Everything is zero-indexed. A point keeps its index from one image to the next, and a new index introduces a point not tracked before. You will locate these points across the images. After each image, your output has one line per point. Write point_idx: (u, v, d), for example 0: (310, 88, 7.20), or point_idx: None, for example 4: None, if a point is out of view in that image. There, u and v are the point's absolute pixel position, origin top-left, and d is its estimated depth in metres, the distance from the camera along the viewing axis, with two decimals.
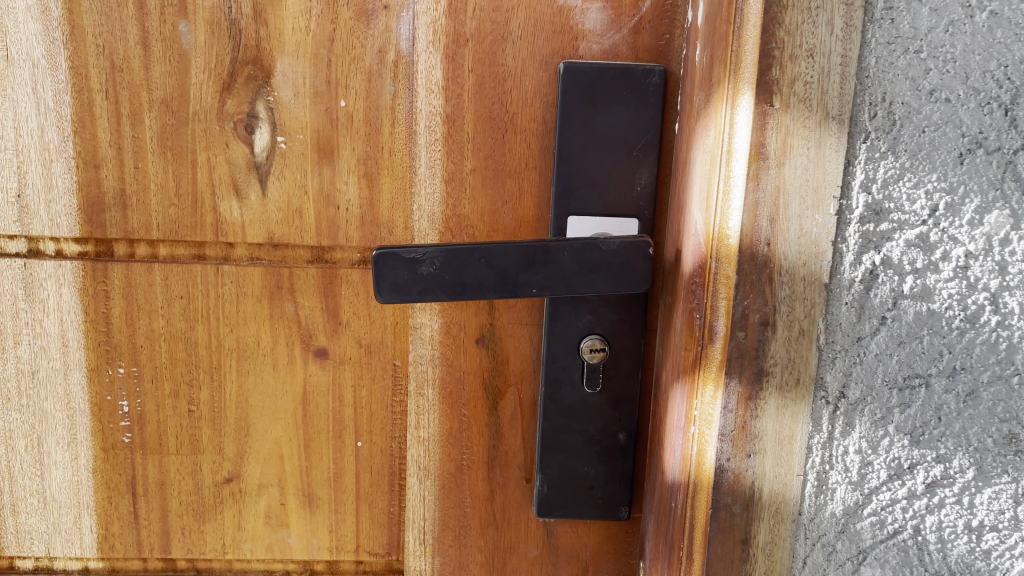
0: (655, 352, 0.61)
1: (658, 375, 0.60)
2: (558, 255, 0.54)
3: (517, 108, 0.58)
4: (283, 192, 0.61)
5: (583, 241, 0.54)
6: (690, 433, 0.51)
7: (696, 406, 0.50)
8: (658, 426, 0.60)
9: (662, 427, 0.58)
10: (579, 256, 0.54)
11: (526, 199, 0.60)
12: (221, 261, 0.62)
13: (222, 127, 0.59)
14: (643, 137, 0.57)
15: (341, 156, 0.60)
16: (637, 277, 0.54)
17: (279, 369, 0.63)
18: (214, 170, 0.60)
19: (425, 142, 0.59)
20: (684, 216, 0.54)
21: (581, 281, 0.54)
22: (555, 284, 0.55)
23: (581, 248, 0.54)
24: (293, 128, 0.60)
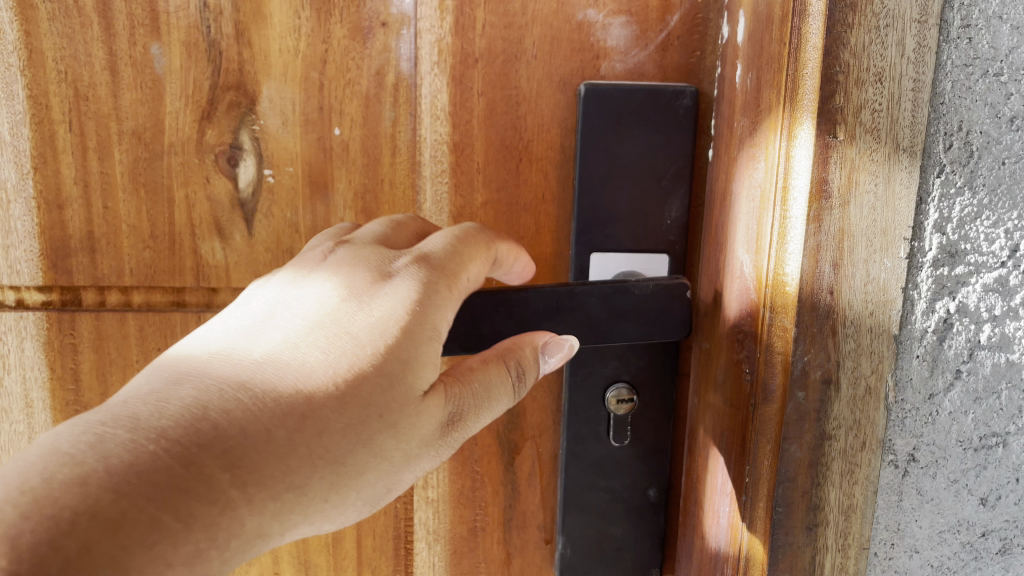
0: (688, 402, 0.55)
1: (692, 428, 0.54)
2: (586, 302, 0.48)
3: (533, 134, 0.52)
4: (271, 230, 0.54)
5: (612, 285, 0.48)
6: (740, 502, 0.45)
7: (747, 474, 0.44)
8: (693, 484, 0.54)
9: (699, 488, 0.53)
10: (608, 301, 0.48)
11: (544, 234, 0.54)
12: (203, 308, 0.55)
13: (202, 160, 0.53)
14: (673, 165, 0.52)
15: (337, 189, 0.54)
16: (672, 324, 0.49)
17: None
18: (194, 208, 0.54)
19: (430, 173, 0.53)
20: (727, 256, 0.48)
21: (611, 329, 0.49)
22: (584, 334, 0.49)
23: (610, 293, 0.49)
24: (282, 160, 0.53)
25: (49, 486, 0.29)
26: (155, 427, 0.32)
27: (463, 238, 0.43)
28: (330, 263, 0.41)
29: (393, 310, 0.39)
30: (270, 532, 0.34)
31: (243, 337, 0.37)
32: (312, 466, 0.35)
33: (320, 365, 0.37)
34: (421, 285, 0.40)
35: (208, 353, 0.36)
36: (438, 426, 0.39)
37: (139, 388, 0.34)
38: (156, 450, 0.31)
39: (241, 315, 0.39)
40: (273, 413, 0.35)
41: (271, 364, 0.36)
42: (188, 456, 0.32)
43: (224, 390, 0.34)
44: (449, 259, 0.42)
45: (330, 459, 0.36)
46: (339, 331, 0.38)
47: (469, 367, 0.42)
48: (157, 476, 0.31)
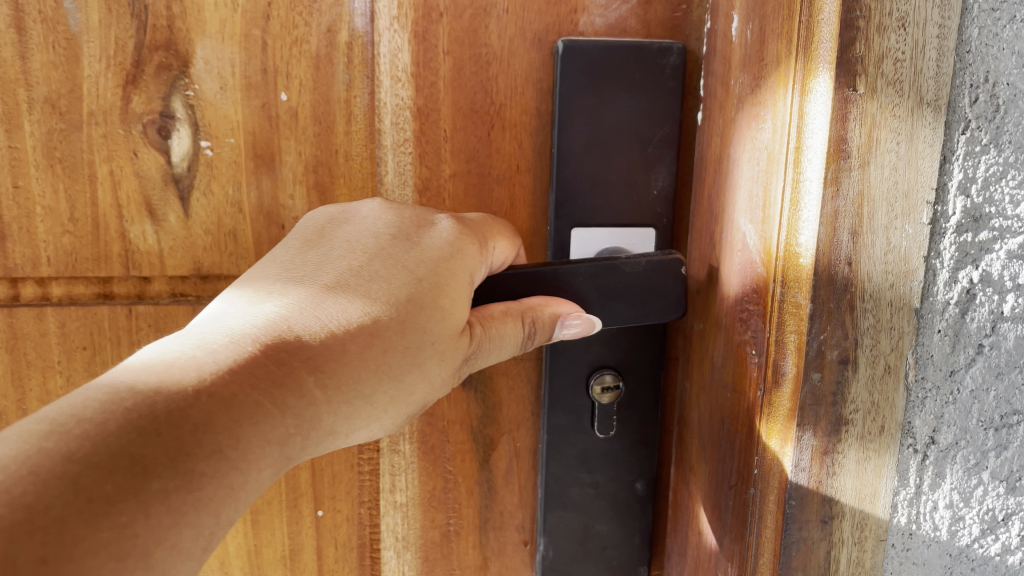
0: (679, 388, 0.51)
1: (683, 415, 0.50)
2: (570, 283, 0.44)
3: (505, 98, 0.47)
4: (210, 209, 0.48)
5: (597, 263, 0.44)
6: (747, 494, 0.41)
7: (755, 465, 0.40)
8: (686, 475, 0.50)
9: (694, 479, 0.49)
10: (596, 280, 0.44)
11: (518, 209, 0.49)
12: (135, 300, 0.49)
13: (128, 131, 0.46)
14: (660, 130, 0.47)
15: (285, 163, 0.48)
16: (668, 303, 0.45)
17: None
18: (120, 186, 0.47)
19: (391, 142, 0.48)
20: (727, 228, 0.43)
21: (600, 312, 0.44)
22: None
23: (597, 271, 0.44)
24: (221, 130, 0.47)
25: (168, 368, 0.30)
26: (248, 333, 0.33)
27: (491, 220, 0.45)
28: (370, 207, 0.42)
29: (440, 248, 0.40)
30: (340, 431, 0.35)
31: (308, 266, 0.38)
32: (380, 379, 0.36)
33: (382, 282, 0.38)
34: (459, 234, 0.41)
35: (279, 278, 0.37)
36: (467, 353, 0.40)
37: (225, 308, 0.35)
38: (265, 356, 0.32)
39: (296, 252, 0.39)
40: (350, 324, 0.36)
41: (341, 284, 0.37)
42: (280, 358, 0.33)
43: (302, 305, 0.36)
44: (482, 223, 0.44)
45: (396, 373, 0.36)
46: (393, 258, 0.39)
47: (492, 312, 0.41)
48: (254, 367, 0.32)
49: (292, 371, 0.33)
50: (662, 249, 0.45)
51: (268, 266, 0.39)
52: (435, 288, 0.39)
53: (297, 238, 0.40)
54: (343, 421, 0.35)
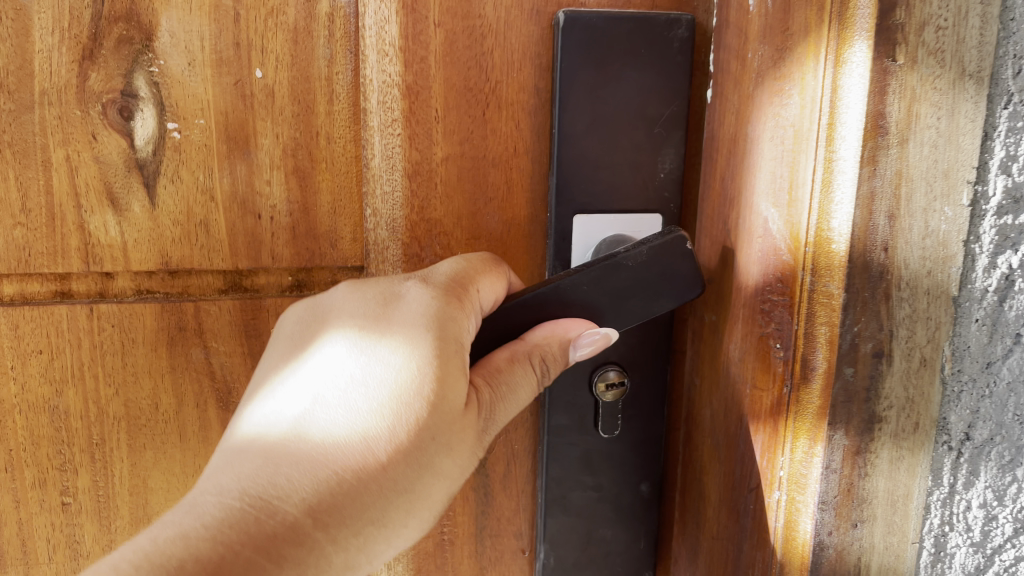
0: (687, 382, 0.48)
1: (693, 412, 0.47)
2: (577, 295, 0.41)
3: (501, 74, 0.44)
4: (179, 198, 0.44)
5: (599, 265, 0.41)
6: (773, 500, 0.39)
7: (779, 467, 0.39)
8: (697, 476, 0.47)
9: (707, 482, 0.46)
10: (602, 284, 0.41)
11: (516, 194, 0.45)
12: (96, 298, 0.45)
13: (86, 111, 0.42)
14: (667, 109, 0.44)
15: (261, 146, 0.44)
16: (682, 285, 0.41)
17: (189, 441, 0.47)
18: (77, 172, 0.43)
19: (377, 123, 0.43)
20: (744, 214, 0.40)
21: (614, 316, 0.41)
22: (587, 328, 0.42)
23: (602, 274, 0.41)
24: (189, 110, 0.43)
25: (159, 548, 0.30)
26: (233, 488, 0.32)
27: (469, 260, 0.40)
28: (339, 294, 0.39)
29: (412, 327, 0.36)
30: (359, 562, 0.34)
31: (286, 386, 0.36)
32: (383, 494, 0.34)
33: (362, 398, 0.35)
34: (430, 300, 0.37)
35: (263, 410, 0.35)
36: (483, 435, 0.37)
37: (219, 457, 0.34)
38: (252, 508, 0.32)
39: (280, 365, 0.37)
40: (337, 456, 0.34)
41: (315, 410, 0.35)
42: (270, 508, 0.32)
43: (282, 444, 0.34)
44: (458, 273, 0.39)
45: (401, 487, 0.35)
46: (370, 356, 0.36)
47: (497, 365, 0.39)
48: (241, 538, 0.31)
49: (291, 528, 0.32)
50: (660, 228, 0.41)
51: (259, 384, 0.37)
52: (421, 383, 0.35)
53: (282, 344, 0.38)
54: (360, 550, 0.34)
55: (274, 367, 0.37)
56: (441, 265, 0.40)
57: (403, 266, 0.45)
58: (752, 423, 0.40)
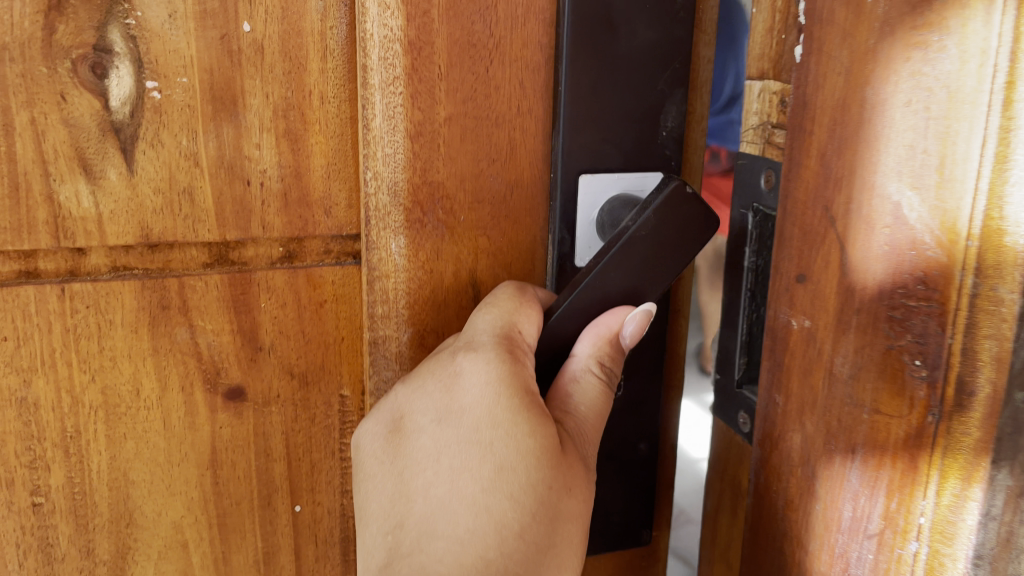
0: (763, 399, 0.38)
1: (774, 437, 0.37)
2: (607, 282, 0.41)
3: (505, 30, 0.42)
4: (160, 163, 0.40)
5: (616, 247, 0.40)
6: (901, 555, 0.32)
7: (919, 512, 0.31)
8: (806, 529, 0.36)
9: (826, 541, 0.35)
10: (624, 261, 0.40)
11: (519, 155, 0.44)
12: (67, 277, 0.40)
13: (53, 68, 0.38)
14: (670, 66, 0.44)
15: (250, 107, 0.41)
16: (700, 224, 0.40)
17: (174, 427, 0.44)
18: (44, 137, 0.38)
19: (378, 81, 0.41)
20: (863, 194, 0.31)
21: (646, 284, 0.41)
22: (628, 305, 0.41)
23: (622, 253, 0.40)
24: (171, 67, 0.39)
25: None
26: None
27: (498, 300, 0.41)
28: (400, 404, 0.40)
29: (483, 396, 0.38)
30: None
31: (392, 507, 0.38)
32: (518, 542, 0.36)
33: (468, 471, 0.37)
34: (489, 366, 0.38)
35: (379, 533, 0.38)
36: (586, 471, 0.39)
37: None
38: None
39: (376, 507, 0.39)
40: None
41: (434, 529, 0.37)
42: None
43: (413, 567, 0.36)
44: (501, 327, 0.40)
45: (531, 532, 0.36)
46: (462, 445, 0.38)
47: (566, 390, 0.41)
48: None
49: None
50: (653, 185, 0.40)
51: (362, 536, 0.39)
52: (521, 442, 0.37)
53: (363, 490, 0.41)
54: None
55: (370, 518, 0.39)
56: (478, 319, 0.41)
57: (405, 233, 0.43)
58: (871, 454, 0.32)
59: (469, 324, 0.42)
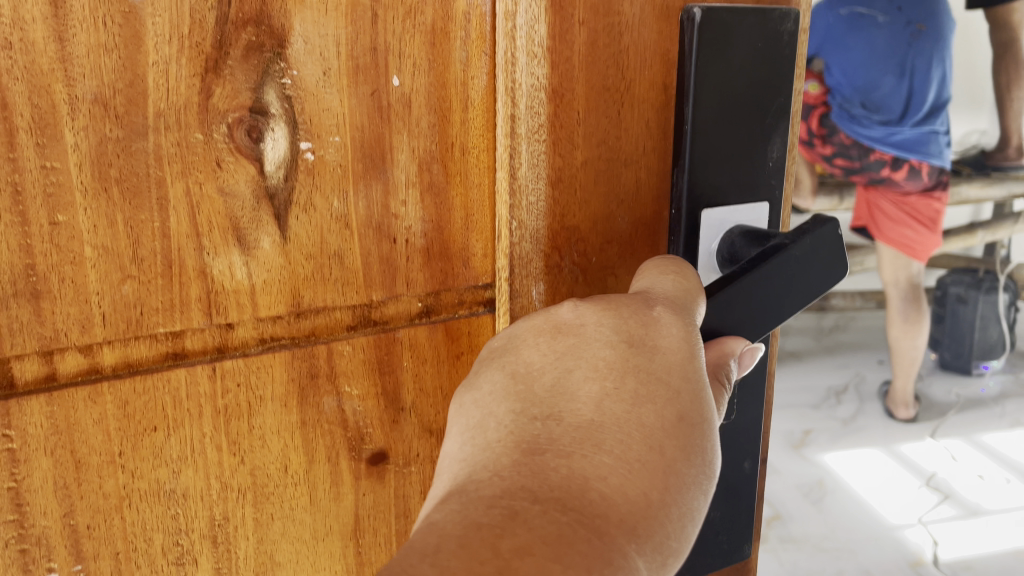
0: None
1: None
2: (761, 289, 0.43)
3: (635, 72, 0.42)
4: (311, 227, 0.38)
5: (777, 254, 0.43)
6: None
7: None
8: None
9: None
10: (780, 272, 0.43)
11: (643, 194, 0.45)
12: (216, 355, 0.38)
13: (209, 135, 0.35)
14: (777, 99, 0.46)
15: (397, 162, 0.39)
16: (838, 255, 0.45)
17: (320, 503, 0.41)
18: (199, 208, 0.35)
19: (525, 130, 0.40)
20: None
21: (789, 299, 0.44)
22: (756, 311, 0.44)
23: (779, 264, 0.43)
24: (325, 127, 0.37)
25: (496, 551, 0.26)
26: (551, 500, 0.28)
27: (681, 276, 0.40)
28: (580, 312, 0.36)
29: (679, 344, 0.35)
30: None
31: (546, 399, 0.33)
32: (675, 487, 0.31)
33: (648, 403, 0.33)
34: (685, 327, 0.36)
35: (523, 416, 0.33)
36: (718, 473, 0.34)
37: (491, 468, 0.31)
38: (568, 520, 0.28)
39: (516, 394, 0.34)
40: (638, 526, 0.29)
41: (602, 438, 0.31)
42: (597, 528, 0.28)
43: (571, 465, 0.30)
44: (676, 292, 0.39)
45: (688, 495, 0.31)
46: (644, 373, 0.34)
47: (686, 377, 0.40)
48: (579, 544, 0.27)
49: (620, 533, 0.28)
50: (813, 216, 0.44)
51: (484, 422, 0.34)
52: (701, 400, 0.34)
53: (497, 372, 0.35)
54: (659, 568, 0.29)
55: (506, 403, 0.34)
56: (658, 284, 0.39)
57: (545, 279, 0.44)
58: None
59: (647, 285, 0.40)
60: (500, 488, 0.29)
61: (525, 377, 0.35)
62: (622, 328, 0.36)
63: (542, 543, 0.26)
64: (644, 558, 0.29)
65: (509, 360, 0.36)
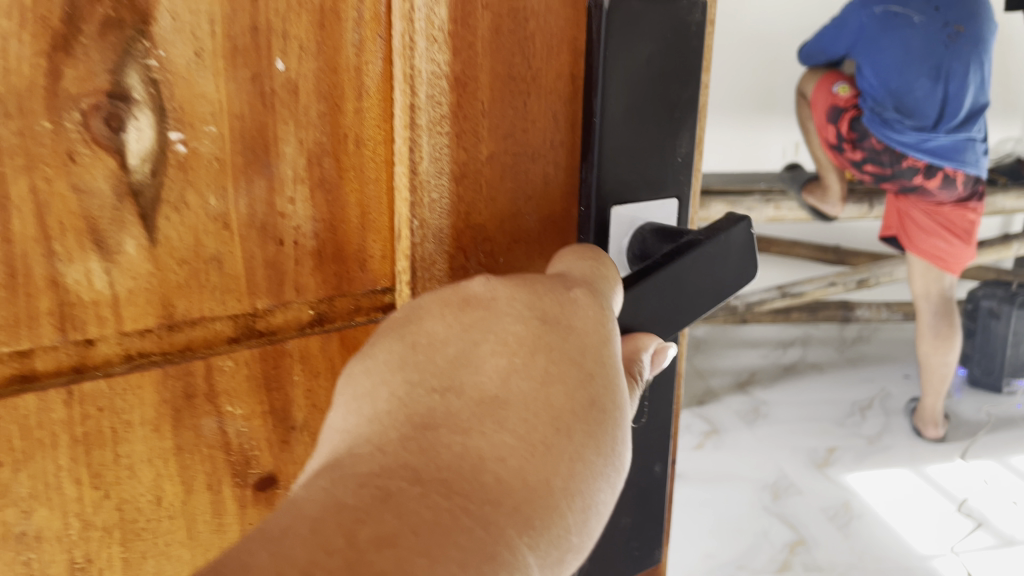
0: None
1: None
2: (677, 279, 0.42)
3: (542, 61, 0.39)
4: (185, 228, 0.34)
5: (693, 247, 0.42)
6: None
7: None
8: None
9: None
10: (695, 264, 0.42)
11: (552, 190, 0.42)
12: (73, 377, 0.33)
13: (59, 124, 0.30)
14: (685, 92, 0.44)
15: (284, 155, 0.35)
16: (749, 258, 0.44)
17: (199, 535, 0.37)
18: (48, 208, 0.30)
19: (426, 121, 0.37)
20: None
21: (700, 293, 0.43)
22: (664, 309, 0.42)
23: (695, 256, 0.42)
24: (198, 115, 0.33)
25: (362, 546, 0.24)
26: (429, 483, 0.28)
27: (593, 259, 0.38)
28: (492, 285, 0.34)
29: (594, 329, 0.35)
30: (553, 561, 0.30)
31: (447, 371, 0.33)
32: (573, 472, 0.31)
33: (557, 383, 0.33)
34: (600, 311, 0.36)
35: (420, 388, 0.32)
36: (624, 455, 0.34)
37: (378, 442, 0.30)
38: (452, 505, 0.28)
39: (416, 361, 0.33)
40: (529, 511, 0.29)
41: (503, 418, 0.31)
42: (482, 516, 0.28)
43: (465, 443, 0.30)
44: (593, 269, 0.38)
45: (588, 479, 0.31)
46: (555, 353, 0.33)
47: None
48: (459, 536, 0.26)
49: (507, 522, 0.28)
50: (728, 217, 0.43)
51: (377, 391, 0.32)
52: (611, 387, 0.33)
53: (396, 340, 0.33)
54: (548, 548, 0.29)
55: (402, 372, 0.32)
56: (571, 263, 0.38)
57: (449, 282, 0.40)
58: None
59: (562, 269, 0.38)
60: (381, 463, 0.29)
61: (432, 344, 0.33)
62: (538, 306, 0.34)
63: (410, 532, 0.26)
64: (535, 552, 0.29)
65: (412, 330, 0.34)
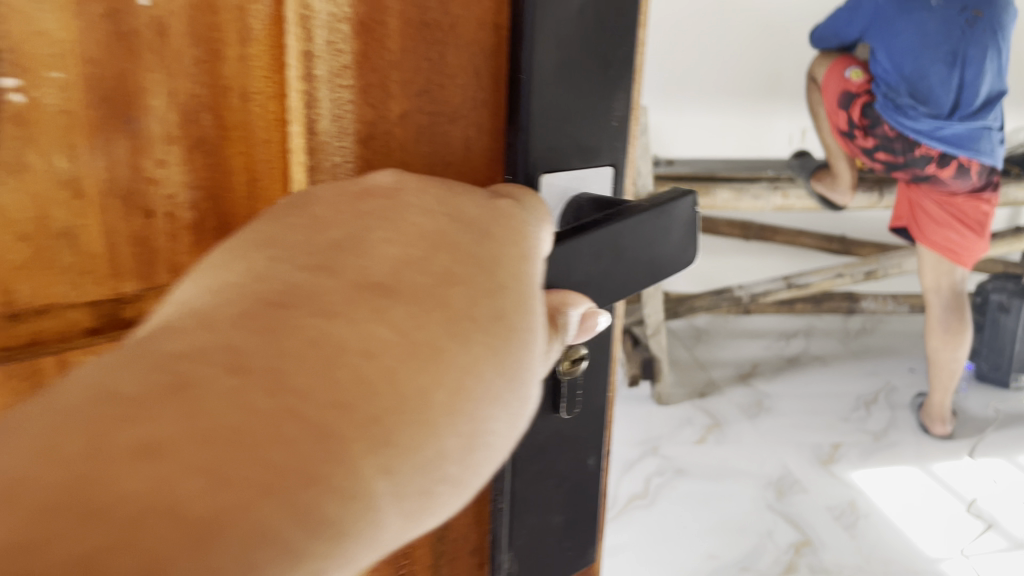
0: None
1: None
2: (613, 242, 0.37)
3: (460, 6, 0.34)
4: (25, 197, 0.28)
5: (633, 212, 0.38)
6: None
7: None
8: None
9: None
10: (635, 229, 0.38)
11: (473, 155, 0.37)
12: None
13: None
14: (620, 49, 0.39)
15: (151, 110, 0.29)
16: (688, 242, 0.41)
17: None
18: None
19: (325, 72, 0.32)
20: None
21: (636, 264, 0.39)
22: (598, 271, 0.37)
23: (635, 221, 0.38)
24: (38, 57, 0.27)
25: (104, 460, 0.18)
26: (244, 380, 0.21)
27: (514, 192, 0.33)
28: (400, 179, 0.29)
29: (513, 247, 0.29)
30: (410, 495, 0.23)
31: (326, 250, 0.26)
32: (459, 396, 0.25)
33: (457, 284, 0.26)
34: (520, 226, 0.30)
35: (285, 266, 0.25)
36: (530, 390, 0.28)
37: (212, 317, 0.23)
38: (273, 406, 0.21)
39: (289, 241, 0.26)
40: (388, 430, 0.22)
41: (383, 307, 0.25)
42: (312, 427, 0.21)
43: (324, 328, 0.23)
44: (509, 188, 0.33)
45: (477, 407, 0.25)
46: (460, 252, 0.27)
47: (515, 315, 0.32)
48: (265, 452, 0.20)
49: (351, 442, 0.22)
50: (671, 195, 0.40)
51: (233, 265, 0.26)
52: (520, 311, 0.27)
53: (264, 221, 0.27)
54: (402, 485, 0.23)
55: (268, 250, 0.26)
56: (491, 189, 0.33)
57: None
58: None
59: None
60: (194, 342, 0.22)
61: (315, 222, 0.27)
62: (450, 208, 0.29)
63: (196, 436, 0.19)
64: (386, 475, 0.22)
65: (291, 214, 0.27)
